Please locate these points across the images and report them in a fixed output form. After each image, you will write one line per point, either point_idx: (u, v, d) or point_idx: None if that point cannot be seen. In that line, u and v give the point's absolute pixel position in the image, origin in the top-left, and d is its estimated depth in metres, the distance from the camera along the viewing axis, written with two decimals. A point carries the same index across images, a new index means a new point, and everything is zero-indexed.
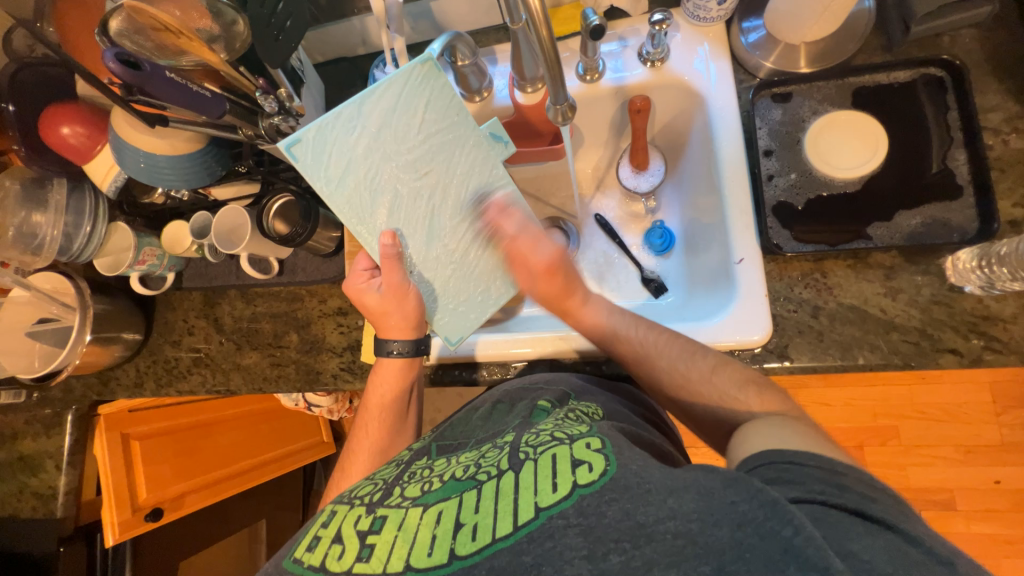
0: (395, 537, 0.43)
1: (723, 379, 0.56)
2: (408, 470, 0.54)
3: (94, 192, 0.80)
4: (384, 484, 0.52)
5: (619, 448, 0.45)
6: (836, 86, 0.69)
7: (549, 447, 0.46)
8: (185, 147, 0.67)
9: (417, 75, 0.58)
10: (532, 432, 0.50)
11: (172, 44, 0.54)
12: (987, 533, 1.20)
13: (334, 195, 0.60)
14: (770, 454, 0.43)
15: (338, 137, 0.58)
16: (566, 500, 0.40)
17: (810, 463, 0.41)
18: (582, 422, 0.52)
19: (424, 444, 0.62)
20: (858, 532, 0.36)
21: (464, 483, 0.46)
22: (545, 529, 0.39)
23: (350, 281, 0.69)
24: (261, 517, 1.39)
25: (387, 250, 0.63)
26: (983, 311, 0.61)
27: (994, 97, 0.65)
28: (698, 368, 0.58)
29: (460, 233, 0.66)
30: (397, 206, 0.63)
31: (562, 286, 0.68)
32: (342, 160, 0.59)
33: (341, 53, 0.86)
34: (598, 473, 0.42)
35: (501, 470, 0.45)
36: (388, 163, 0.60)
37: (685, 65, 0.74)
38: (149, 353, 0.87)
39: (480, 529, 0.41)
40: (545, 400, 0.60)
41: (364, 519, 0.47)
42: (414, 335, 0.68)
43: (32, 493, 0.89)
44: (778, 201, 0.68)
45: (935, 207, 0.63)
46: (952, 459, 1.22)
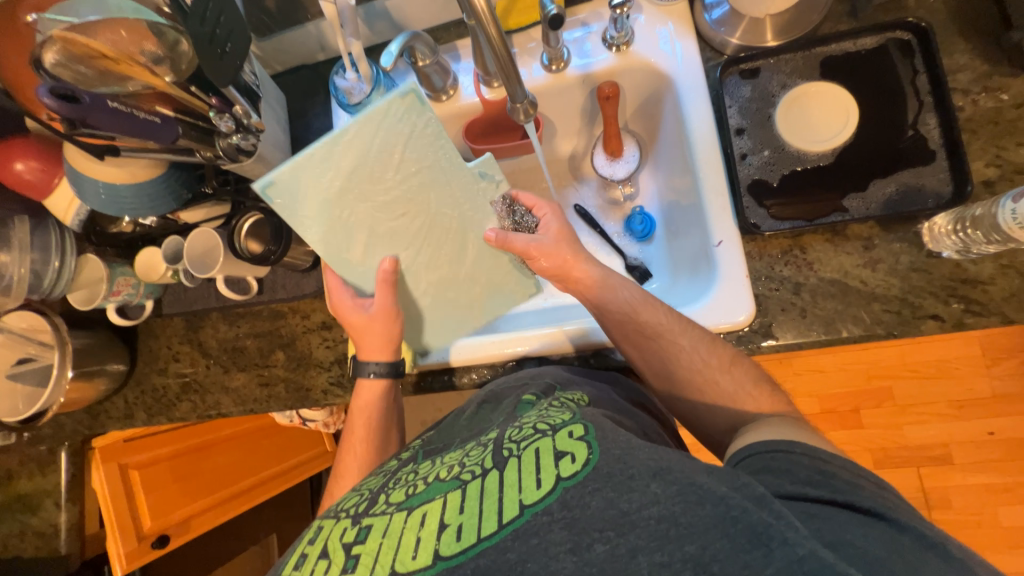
0: (380, 544, 0.43)
1: (739, 373, 0.57)
2: (394, 477, 0.54)
3: (59, 227, 0.78)
4: (370, 494, 0.52)
5: (601, 429, 0.44)
6: (803, 57, 0.68)
7: (531, 441, 0.45)
8: (146, 173, 0.65)
9: (398, 109, 0.55)
10: (516, 427, 0.49)
11: (115, 70, 0.53)
12: (983, 483, 1.23)
13: (312, 235, 0.61)
14: (757, 445, 0.46)
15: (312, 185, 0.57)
16: (551, 495, 0.40)
17: (795, 452, 0.43)
18: (565, 409, 0.51)
19: (413, 451, 0.61)
20: (851, 524, 0.37)
21: (448, 484, 0.46)
22: (530, 525, 0.39)
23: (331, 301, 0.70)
24: (273, 530, 1.39)
25: (387, 275, 0.65)
26: (962, 275, 0.61)
27: (962, 57, 0.65)
28: (718, 360, 0.58)
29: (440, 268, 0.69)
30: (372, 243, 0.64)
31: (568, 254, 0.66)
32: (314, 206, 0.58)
33: (300, 61, 0.83)
34: (580, 462, 0.41)
35: (485, 469, 0.44)
36: (365, 203, 0.60)
37: (650, 47, 0.73)
38: (136, 383, 0.86)
39: (465, 530, 0.41)
40: (529, 394, 0.59)
41: (350, 531, 0.46)
42: (388, 357, 0.69)
43: (34, 533, 0.89)
44: (753, 178, 0.67)
45: (908, 173, 0.62)
46: (946, 415, 1.24)
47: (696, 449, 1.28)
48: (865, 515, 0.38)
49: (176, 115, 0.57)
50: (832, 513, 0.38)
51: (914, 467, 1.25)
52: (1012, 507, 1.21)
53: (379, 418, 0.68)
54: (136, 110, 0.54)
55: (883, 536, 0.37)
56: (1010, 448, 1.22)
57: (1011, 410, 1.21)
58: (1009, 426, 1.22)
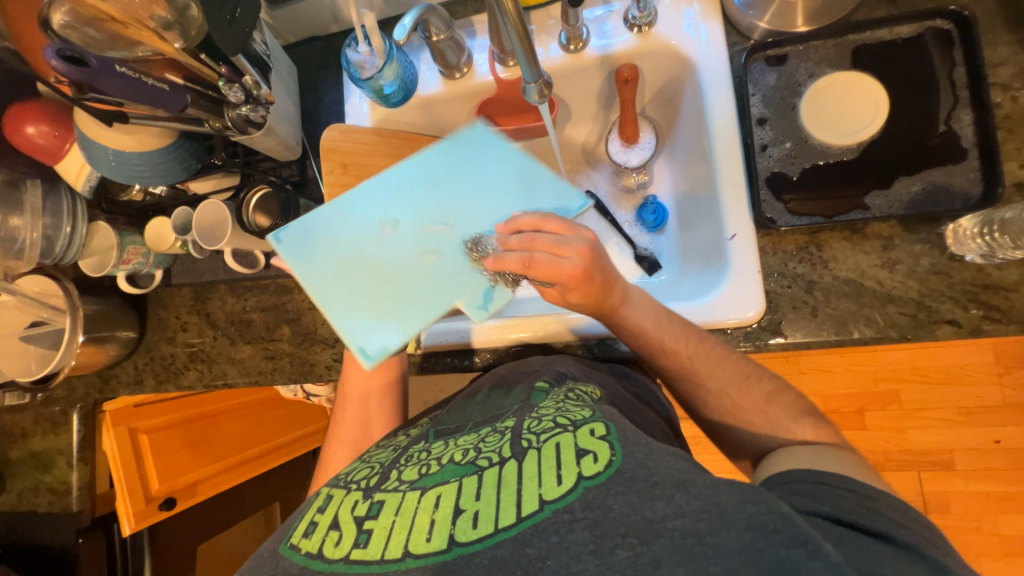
0: (394, 521, 0.43)
1: (778, 411, 0.56)
2: (405, 454, 0.54)
3: (70, 193, 0.78)
4: (381, 468, 0.52)
5: (624, 434, 0.45)
6: (834, 45, 0.65)
7: (552, 435, 0.45)
8: (155, 142, 0.65)
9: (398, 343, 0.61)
10: (535, 417, 0.49)
11: (123, 33, 0.52)
12: (985, 491, 1.21)
13: None
14: (798, 472, 0.46)
15: (360, 303, 0.63)
16: (573, 493, 0.40)
17: (837, 485, 0.44)
18: (583, 402, 0.51)
19: (423, 429, 0.61)
20: (884, 556, 0.38)
21: (465, 468, 0.46)
22: (550, 523, 0.39)
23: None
24: (275, 500, 1.44)
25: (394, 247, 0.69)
26: (983, 280, 0.59)
27: (1005, 50, 0.61)
28: (754, 398, 0.57)
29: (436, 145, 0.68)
30: (375, 208, 0.66)
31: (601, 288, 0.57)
32: (357, 312, 0.62)
33: (313, 32, 0.82)
34: (603, 463, 0.42)
35: (503, 457, 0.45)
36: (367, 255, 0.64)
37: (673, 29, 0.70)
38: (145, 350, 0.87)
39: (482, 518, 0.41)
40: (542, 381, 0.59)
41: (362, 505, 0.47)
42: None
43: (48, 489, 0.92)
44: (772, 171, 0.65)
45: (936, 172, 0.60)
46: (953, 422, 1.22)
47: (695, 442, 1.27)
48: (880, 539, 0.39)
49: (185, 83, 0.57)
50: (857, 538, 0.39)
51: (915, 471, 1.24)
52: (1011, 516, 1.21)
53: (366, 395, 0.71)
54: (143, 76, 0.53)
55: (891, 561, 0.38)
56: (1014, 457, 1.20)
57: (1020, 419, 1.19)
58: (1016, 435, 1.20)
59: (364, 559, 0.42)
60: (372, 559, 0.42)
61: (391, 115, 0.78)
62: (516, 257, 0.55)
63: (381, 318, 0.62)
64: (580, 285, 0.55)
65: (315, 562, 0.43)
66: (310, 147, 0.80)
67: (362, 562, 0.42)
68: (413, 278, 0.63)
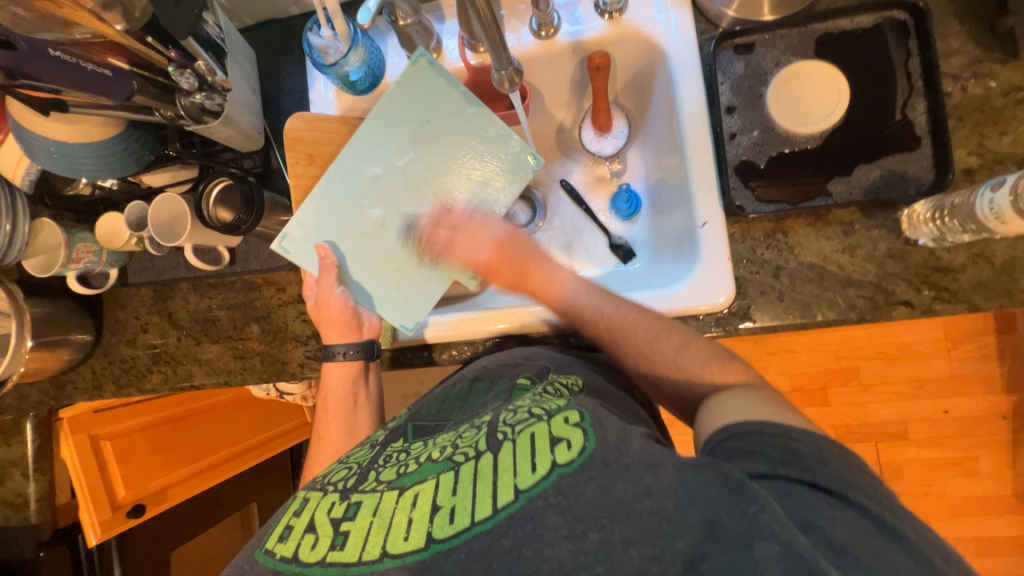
0: (371, 522, 0.43)
1: (689, 358, 0.55)
2: (384, 453, 0.53)
3: (7, 187, 0.70)
4: (359, 468, 0.51)
5: (598, 419, 0.45)
6: (799, 34, 0.66)
7: (526, 426, 0.45)
8: (101, 133, 0.61)
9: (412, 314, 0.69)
10: (510, 411, 0.49)
11: (58, 15, 0.47)
12: (935, 457, 1.30)
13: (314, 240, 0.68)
14: (732, 428, 0.44)
15: (379, 290, 0.69)
16: (546, 479, 0.41)
17: (767, 432, 0.42)
18: (559, 395, 0.52)
19: (400, 424, 0.60)
20: (823, 507, 0.38)
21: (441, 464, 0.46)
22: (525, 511, 0.40)
23: (317, 285, 0.68)
24: (252, 500, 1.39)
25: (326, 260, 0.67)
26: (935, 263, 0.63)
27: (955, 41, 0.64)
28: (664, 349, 0.56)
29: (387, 116, 0.68)
30: (360, 199, 0.68)
31: (517, 269, 0.64)
32: (381, 298, 0.69)
33: (272, 14, 0.77)
34: (577, 450, 0.42)
35: (479, 451, 0.45)
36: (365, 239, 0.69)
37: (644, 16, 0.70)
38: (103, 353, 0.83)
39: (458, 512, 0.41)
40: (523, 378, 0.59)
41: (338, 506, 0.46)
42: (355, 336, 0.69)
43: (2, 503, 0.87)
44: (741, 159, 0.66)
45: (892, 159, 0.62)
46: (906, 394, 1.30)
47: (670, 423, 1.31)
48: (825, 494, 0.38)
49: (130, 67, 0.54)
50: (802, 493, 0.39)
51: (873, 442, 1.32)
52: (956, 479, 1.30)
53: (342, 407, 0.69)
54: (83, 61, 0.50)
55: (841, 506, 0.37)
56: (961, 425, 1.29)
57: (966, 389, 1.28)
58: (961, 404, 1.29)
59: (341, 560, 0.42)
60: (349, 558, 0.42)
61: (358, 103, 0.76)
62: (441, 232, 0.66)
63: (405, 297, 0.69)
64: (495, 268, 0.65)
65: (291, 566, 0.43)
66: (273, 136, 0.76)
67: (340, 563, 0.42)
68: (417, 260, 0.69)
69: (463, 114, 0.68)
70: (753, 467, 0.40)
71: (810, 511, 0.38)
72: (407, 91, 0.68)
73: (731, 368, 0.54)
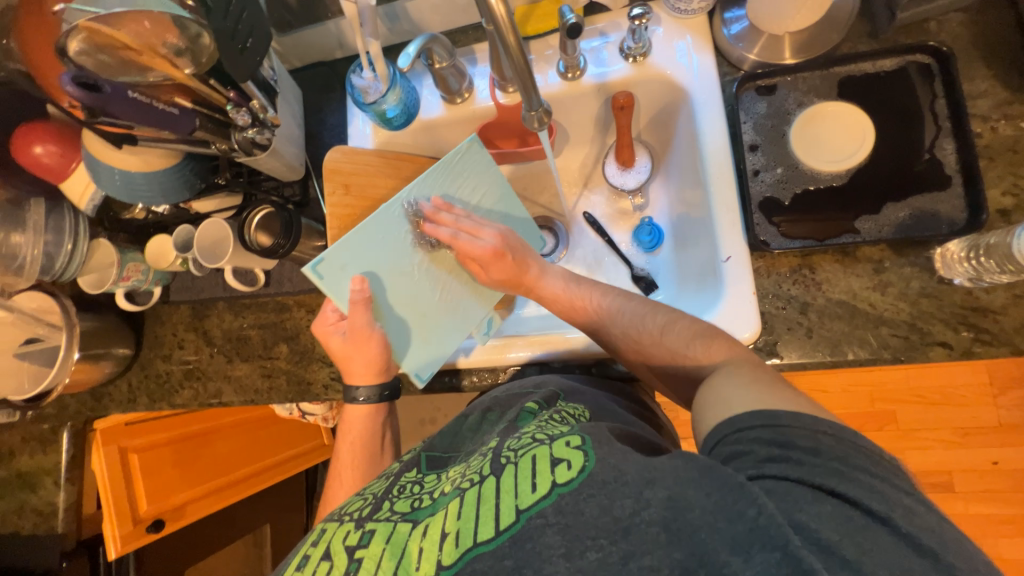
0: (384, 549, 0.43)
1: (672, 337, 0.57)
2: (398, 483, 0.53)
3: (73, 211, 0.78)
4: (373, 498, 0.51)
5: (598, 440, 0.44)
6: (821, 76, 0.67)
7: (529, 449, 0.44)
8: (159, 162, 0.66)
9: (426, 363, 0.70)
10: (514, 437, 0.48)
11: (137, 61, 0.53)
12: (985, 513, 1.21)
13: (349, 268, 0.65)
14: (719, 429, 0.44)
15: (401, 335, 0.69)
16: (545, 500, 0.40)
17: (754, 426, 0.41)
18: (565, 423, 0.51)
19: (414, 454, 0.61)
20: (807, 500, 0.36)
21: (451, 493, 0.46)
22: (525, 530, 0.39)
23: (350, 321, 0.66)
24: (267, 522, 1.40)
25: (355, 296, 0.64)
26: (973, 303, 0.61)
27: (983, 83, 0.64)
28: (649, 328, 0.59)
29: (446, 171, 0.69)
30: (404, 244, 0.67)
31: (513, 266, 0.67)
32: (402, 345, 0.69)
33: (319, 57, 0.84)
34: (577, 470, 0.41)
35: (483, 476, 0.45)
36: (403, 278, 0.68)
37: (667, 59, 0.73)
38: (140, 367, 0.87)
39: (463, 535, 0.41)
40: (532, 403, 0.58)
41: (353, 534, 0.46)
42: (382, 379, 0.70)
43: (33, 510, 0.89)
44: (764, 196, 0.66)
45: (922, 198, 0.62)
46: (950, 442, 1.23)
47: None
48: (818, 489, 0.36)
49: (194, 106, 0.59)
50: (792, 489, 0.36)
51: None
52: (1010, 539, 1.20)
53: (361, 444, 0.69)
54: (155, 101, 0.56)
55: (865, 527, 0.35)
56: (1012, 478, 1.20)
57: (1016, 440, 1.20)
58: (1013, 456, 1.20)
59: None
60: None
61: (393, 138, 0.80)
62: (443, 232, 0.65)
63: (424, 342, 0.70)
64: (495, 262, 0.66)
65: None
66: (314, 167, 0.81)
67: None
68: (442, 308, 0.71)
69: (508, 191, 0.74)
70: (743, 470, 0.39)
71: (797, 506, 0.35)
72: (463, 164, 0.70)
73: (713, 345, 0.55)
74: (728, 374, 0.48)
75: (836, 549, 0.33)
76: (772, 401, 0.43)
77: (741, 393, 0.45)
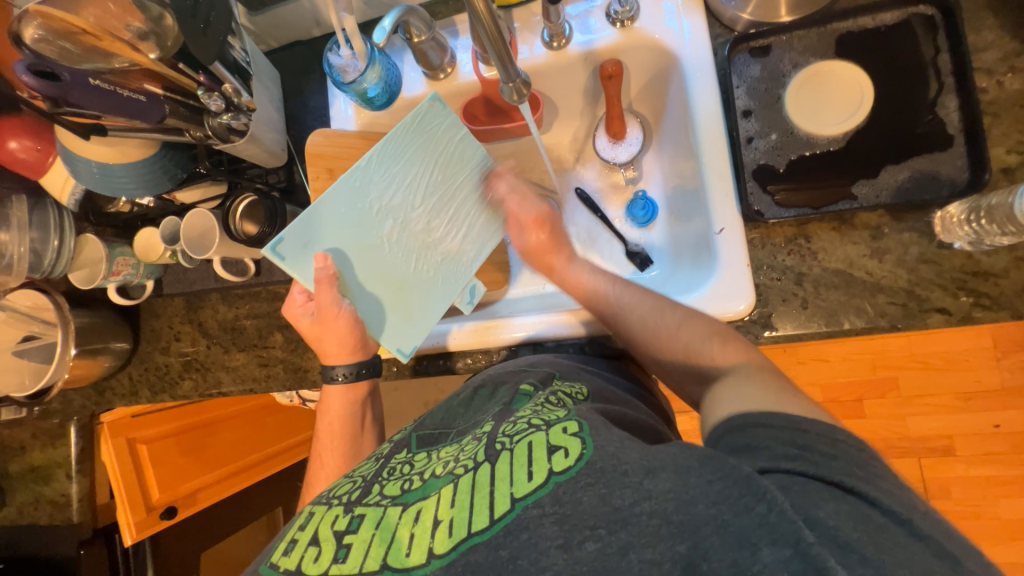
0: (373, 535, 0.44)
1: (689, 333, 0.57)
2: (387, 466, 0.54)
3: (56, 206, 0.78)
4: (363, 481, 0.52)
5: (595, 426, 0.43)
6: (818, 34, 0.64)
7: (525, 435, 0.44)
8: (139, 153, 0.65)
9: (409, 335, 0.69)
10: (509, 422, 0.48)
11: (99, 47, 0.52)
12: (986, 475, 1.21)
13: (311, 245, 0.64)
14: (732, 419, 0.44)
15: (375, 311, 0.68)
16: (542, 488, 0.39)
17: (774, 423, 0.41)
18: (561, 405, 0.50)
19: (404, 434, 0.61)
20: (823, 498, 0.35)
21: (443, 478, 0.46)
22: (521, 520, 0.39)
23: (317, 300, 0.65)
24: (279, 504, 1.45)
25: (320, 273, 0.63)
26: (973, 268, 0.59)
27: (989, 34, 0.61)
28: (666, 324, 0.59)
29: (405, 137, 0.65)
30: (368, 215, 0.66)
31: (549, 239, 0.74)
32: (377, 322, 0.68)
33: (295, 36, 0.81)
34: (574, 458, 0.40)
35: (477, 462, 0.45)
36: (371, 253, 0.67)
37: (656, 23, 0.69)
38: (140, 361, 0.87)
39: (456, 524, 0.41)
40: (528, 383, 0.58)
41: (342, 519, 0.47)
42: (358, 357, 0.70)
43: (48, 502, 0.92)
44: (758, 164, 0.64)
45: (923, 160, 0.59)
46: (952, 406, 1.22)
47: (695, 435, 1.28)
48: (837, 487, 0.36)
49: (164, 92, 0.57)
50: (804, 485, 0.36)
51: (916, 458, 1.24)
52: (1011, 500, 1.21)
53: (342, 424, 0.70)
54: (119, 88, 0.54)
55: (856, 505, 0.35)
56: (1015, 441, 1.20)
57: (1020, 403, 1.19)
58: (1015, 419, 1.20)
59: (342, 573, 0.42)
60: (349, 571, 0.42)
61: (377, 118, 0.78)
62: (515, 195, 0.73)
63: (404, 317, 0.69)
64: (537, 228, 0.74)
65: None
66: (297, 153, 0.79)
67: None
68: (417, 280, 0.70)
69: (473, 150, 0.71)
70: (754, 462, 0.39)
71: (813, 503, 0.35)
72: (422, 128, 0.66)
73: (731, 344, 0.55)
74: (747, 375, 0.49)
75: (855, 546, 0.33)
76: (788, 407, 0.43)
77: (757, 392, 0.46)
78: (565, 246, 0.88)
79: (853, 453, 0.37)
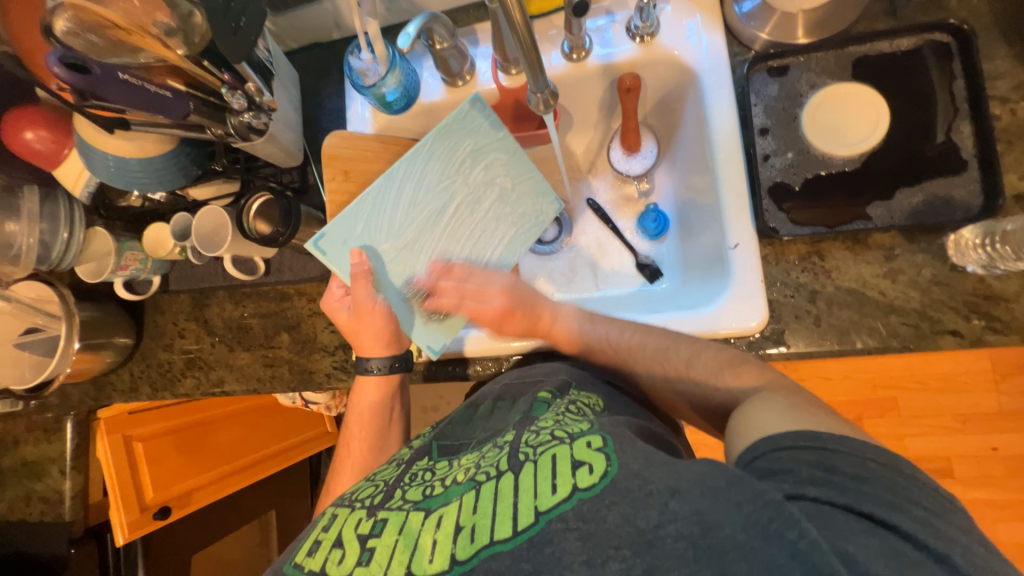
0: (396, 541, 0.43)
1: (701, 368, 0.56)
2: (410, 471, 0.53)
3: (67, 198, 0.77)
4: (385, 485, 0.51)
5: (619, 442, 0.44)
6: (835, 56, 0.65)
7: (548, 448, 0.44)
8: (155, 148, 0.64)
9: (439, 331, 0.68)
10: (532, 432, 0.48)
11: (126, 41, 0.52)
12: (984, 498, 1.22)
13: (352, 241, 0.67)
14: (757, 445, 0.43)
15: (407, 306, 0.68)
16: (565, 503, 0.39)
17: (799, 446, 0.40)
18: (582, 416, 0.50)
19: (425, 441, 0.60)
20: (856, 530, 0.35)
21: (465, 485, 0.45)
22: (545, 533, 0.38)
23: (353, 295, 0.67)
24: (273, 506, 1.42)
25: (356, 269, 0.65)
26: (985, 291, 0.60)
27: (1003, 63, 0.62)
28: (676, 360, 0.58)
29: (435, 139, 0.68)
30: (403, 213, 0.68)
31: (523, 323, 0.68)
32: (409, 318, 0.68)
33: (315, 39, 0.82)
34: (598, 474, 0.40)
35: (500, 470, 0.44)
36: (410, 251, 0.68)
37: (675, 39, 0.70)
38: (142, 357, 0.86)
39: (479, 531, 0.40)
40: (545, 391, 0.58)
41: (365, 523, 0.46)
42: (393, 351, 0.70)
43: (39, 498, 0.90)
44: (774, 181, 0.65)
45: (936, 183, 0.60)
46: (951, 428, 1.23)
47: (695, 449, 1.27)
48: (863, 519, 0.35)
49: (187, 89, 0.57)
50: (836, 517, 0.35)
51: None
52: (1008, 523, 1.21)
53: (374, 420, 0.69)
54: (148, 83, 0.55)
55: (884, 536, 0.34)
56: (1011, 464, 1.21)
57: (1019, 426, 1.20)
58: (1014, 442, 1.20)
59: None
60: None
61: (393, 122, 0.78)
62: (448, 283, 0.67)
63: (435, 314, 0.69)
64: (506, 320, 0.68)
65: None
66: (312, 154, 0.79)
67: None
68: (453, 278, 0.69)
69: (513, 153, 0.70)
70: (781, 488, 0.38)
71: (843, 536, 0.34)
72: (452, 125, 0.68)
73: (743, 373, 0.54)
74: (766, 402, 0.47)
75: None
76: (810, 422, 0.43)
77: (788, 414, 0.44)
78: (574, 256, 0.88)
79: (883, 484, 0.37)
